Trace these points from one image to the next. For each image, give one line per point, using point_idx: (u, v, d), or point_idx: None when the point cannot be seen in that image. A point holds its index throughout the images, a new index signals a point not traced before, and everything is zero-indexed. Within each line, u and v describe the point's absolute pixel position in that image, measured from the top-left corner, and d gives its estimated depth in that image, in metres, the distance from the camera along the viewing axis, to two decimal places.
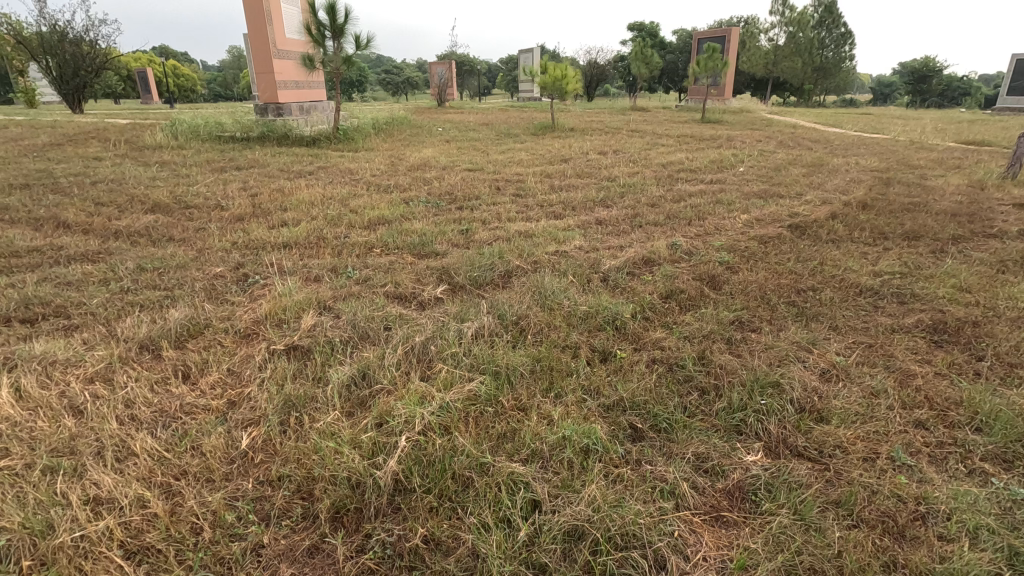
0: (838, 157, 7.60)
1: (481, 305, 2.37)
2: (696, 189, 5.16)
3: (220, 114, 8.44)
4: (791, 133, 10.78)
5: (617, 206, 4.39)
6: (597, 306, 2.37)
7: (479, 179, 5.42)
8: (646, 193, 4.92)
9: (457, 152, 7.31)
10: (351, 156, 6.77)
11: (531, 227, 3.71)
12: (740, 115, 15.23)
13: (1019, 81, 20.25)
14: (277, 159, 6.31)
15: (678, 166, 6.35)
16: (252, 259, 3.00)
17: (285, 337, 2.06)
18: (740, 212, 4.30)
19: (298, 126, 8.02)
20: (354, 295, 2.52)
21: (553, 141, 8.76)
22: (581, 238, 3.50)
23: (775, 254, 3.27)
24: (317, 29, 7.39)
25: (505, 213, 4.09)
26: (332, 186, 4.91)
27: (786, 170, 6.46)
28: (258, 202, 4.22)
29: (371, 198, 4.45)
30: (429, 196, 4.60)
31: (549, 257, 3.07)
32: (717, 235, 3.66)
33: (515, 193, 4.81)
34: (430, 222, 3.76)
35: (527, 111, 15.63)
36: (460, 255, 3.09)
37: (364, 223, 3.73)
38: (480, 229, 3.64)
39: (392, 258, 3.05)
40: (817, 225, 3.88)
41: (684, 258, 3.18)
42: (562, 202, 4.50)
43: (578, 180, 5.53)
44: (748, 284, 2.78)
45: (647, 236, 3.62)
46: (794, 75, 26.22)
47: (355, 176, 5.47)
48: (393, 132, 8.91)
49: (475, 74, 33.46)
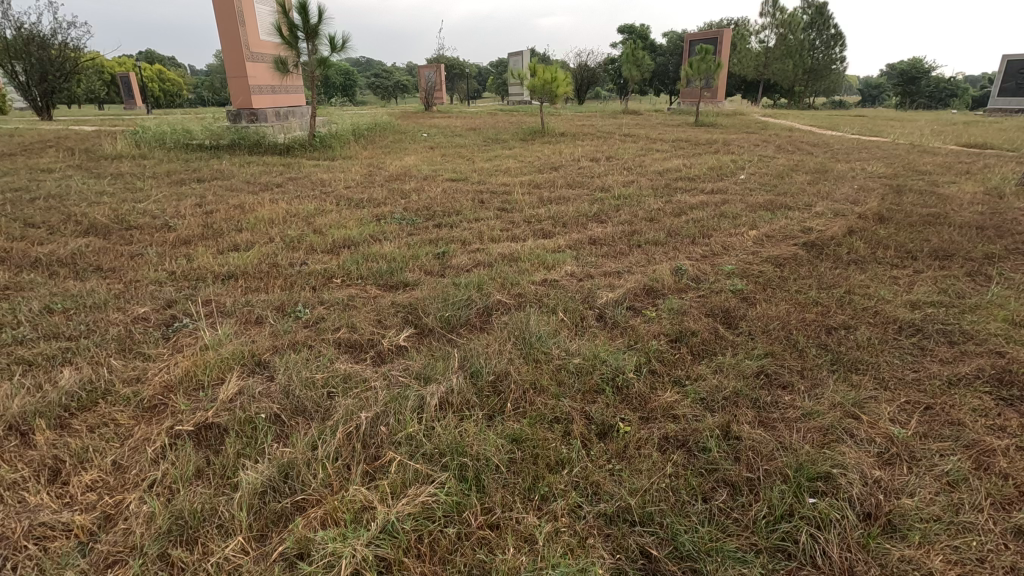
0: (841, 163, 7.24)
1: (452, 358, 1.94)
2: (697, 199, 4.76)
3: (190, 120, 7.96)
4: (787, 137, 10.44)
5: (611, 222, 3.98)
6: (593, 358, 1.95)
7: (462, 190, 5.00)
8: (643, 205, 4.52)
9: (441, 160, 6.88)
10: (326, 165, 6.33)
11: (516, 248, 3.29)
12: (733, 118, 14.89)
13: (1009, 82, 20.15)
14: (247, 169, 5.87)
15: (675, 174, 5.96)
16: (187, 294, 2.55)
17: (196, 412, 1.62)
18: (747, 227, 3.90)
19: (272, 133, 7.58)
20: (298, 343, 2.08)
21: (542, 146, 8.35)
22: (572, 263, 3.08)
23: (794, 280, 2.86)
24: (290, 31, 6.93)
25: (489, 231, 3.66)
26: (299, 200, 4.48)
27: (790, 177, 6.08)
28: (211, 220, 3.77)
29: (341, 214, 4.02)
30: (405, 210, 4.18)
31: (536, 288, 2.65)
32: (725, 256, 3.26)
33: (500, 207, 4.39)
34: (403, 244, 3.34)
35: (516, 115, 15.25)
36: (433, 286, 2.66)
37: (328, 245, 3.29)
38: (458, 252, 3.22)
39: (353, 292, 2.62)
40: (835, 242, 3.49)
41: (690, 286, 2.78)
42: (551, 217, 4.09)
43: (570, 190, 5.13)
44: (769, 321, 2.37)
45: (647, 258, 3.21)
46: (785, 77, 26.05)
47: (327, 189, 5.03)
48: (374, 138, 8.48)
49: (465, 77, 33.08)
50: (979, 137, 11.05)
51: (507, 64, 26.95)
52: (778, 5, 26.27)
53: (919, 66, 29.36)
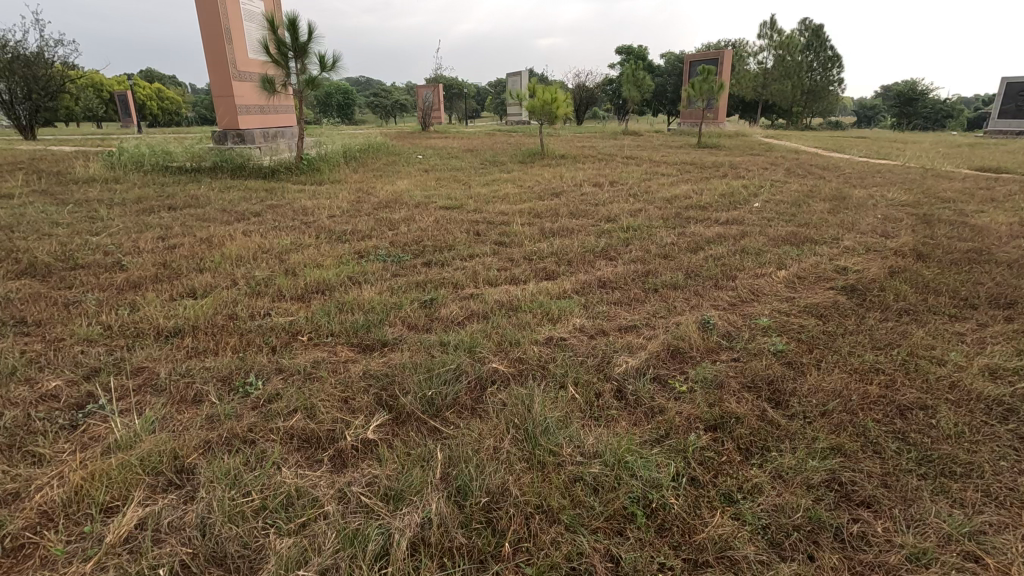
0: (859, 189, 6.84)
1: (434, 465, 1.50)
2: (712, 232, 4.34)
3: (172, 140, 7.57)
4: (795, 159, 10.10)
5: (622, 260, 3.55)
6: (617, 464, 1.51)
7: (456, 220, 4.58)
8: (655, 238, 4.10)
9: (435, 185, 6.48)
10: (313, 190, 5.92)
11: (515, 293, 2.86)
12: (736, 139, 14.60)
13: (1010, 104, 20.01)
14: (226, 195, 5.46)
15: (685, 202, 5.58)
16: (116, 360, 2.09)
17: (74, 562, 1.16)
18: (773, 266, 3.49)
19: (257, 155, 7.19)
20: (241, 436, 1.63)
21: (542, 169, 7.96)
22: (581, 312, 2.65)
23: (842, 338, 2.43)
24: (277, 48, 6.57)
25: (484, 271, 3.23)
26: (276, 232, 4.06)
27: (808, 205, 5.68)
28: (169, 258, 3.33)
29: (319, 250, 3.59)
30: (392, 245, 3.76)
31: (539, 349, 2.22)
32: (756, 305, 2.83)
33: (497, 240, 3.97)
34: (386, 289, 2.90)
35: (514, 136, 14.98)
36: (416, 350, 2.22)
37: (299, 289, 2.86)
38: (448, 299, 2.79)
39: (320, 356, 2.17)
40: (879, 286, 3.07)
41: (722, 346, 2.35)
42: (553, 253, 3.66)
43: (573, 220, 4.72)
44: (827, 399, 1.93)
45: (666, 307, 2.77)
46: (784, 98, 25.98)
47: (309, 218, 4.61)
48: (367, 160, 8.12)
49: (463, 97, 33.01)
50: (991, 160, 10.74)
51: (506, 84, 26.88)
52: (776, 27, 26.26)
53: (917, 87, 29.33)
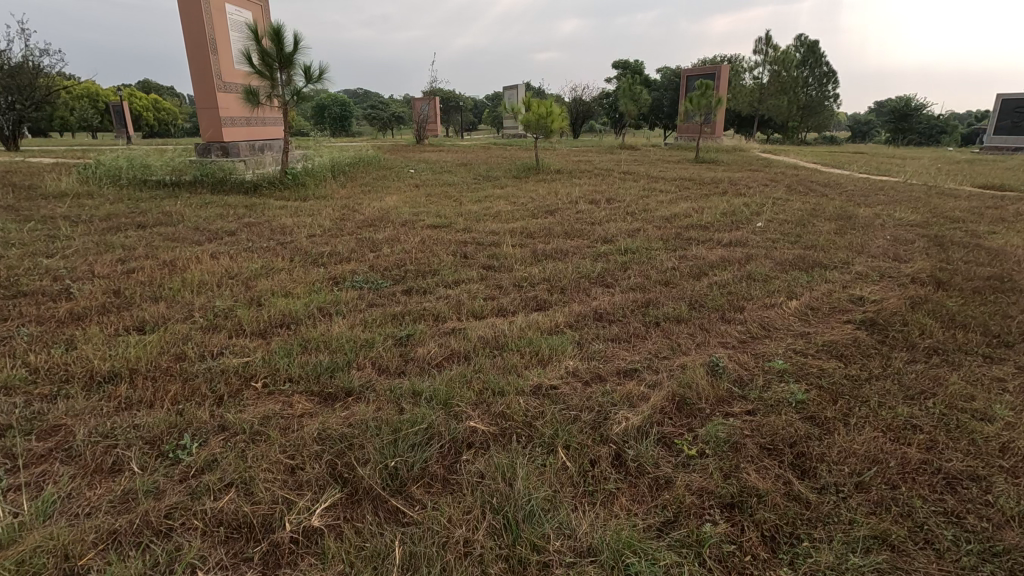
0: (864, 207, 6.61)
1: (390, 568, 1.21)
2: (715, 255, 4.08)
3: (154, 153, 7.29)
4: (795, 175, 9.92)
5: (620, 287, 3.28)
6: (615, 567, 1.23)
7: (443, 240, 4.31)
8: (654, 262, 3.84)
9: (425, 202, 6.22)
10: (296, 207, 5.65)
11: (502, 327, 2.58)
12: (734, 154, 14.46)
13: (1005, 120, 20.00)
14: (203, 212, 5.18)
15: (686, 221, 5.33)
16: (30, 414, 1.79)
17: None
18: (783, 295, 3.22)
19: (241, 169, 6.91)
20: (157, 523, 1.33)
21: (537, 185, 7.72)
22: (575, 352, 2.37)
23: (869, 385, 2.16)
24: (261, 59, 6.31)
25: (470, 300, 2.95)
26: (249, 254, 3.77)
27: (813, 225, 5.44)
28: (124, 284, 3.04)
29: (291, 275, 3.30)
30: (371, 268, 3.48)
31: (527, 401, 1.93)
32: (769, 342, 2.56)
33: (485, 263, 3.70)
34: (358, 322, 2.62)
35: (509, 150, 14.80)
36: (384, 401, 1.93)
37: (261, 323, 2.57)
38: (426, 335, 2.50)
39: (272, 409, 1.87)
40: (901, 320, 2.80)
41: (734, 396, 2.06)
42: (545, 278, 3.39)
43: (568, 240, 4.46)
44: (862, 468, 1.65)
45: (670, 345, 2.49)
46: (781, 114, 25.99)
47: (287, 238, 4.33)
48: (356, 175, 7.86)
49: (460, 110, 32.96)
50: (993, 178, 10.57)
51: (502, 96, 26.83)
52: (771, 43, 26.34)
53: (911, 103, 29.44)
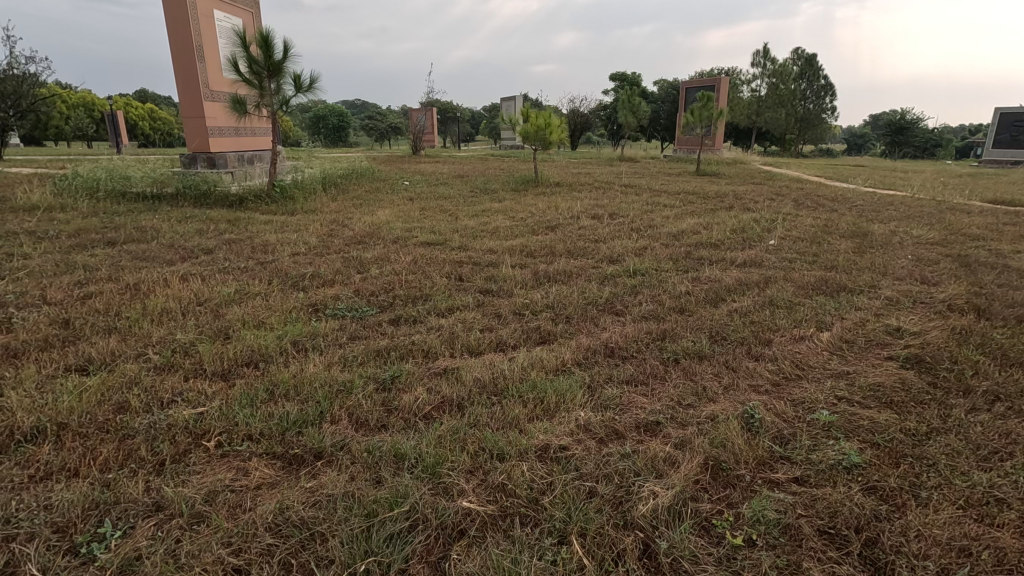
0: (877, 224, 6.33)
1: None
2: (731, 278, 3.78)
3: (136, 164, 6.97)
4: (800, 189, 9.68)
5: (631, 316, 2.96)
6: None
7: (437, 260, 4.00)
8: (666, 286, 3.53)
9: (419, 216, 5.91)
10: (282, 222, 5.34)
11: (501, 367, 2.25)
12: (735, 167, 14.23)
13: (1004, 134, 19.88)
14: (182, 227, 4.85)
15: (695, 239, 5.04)
16: None
17: None
18: (812, 326, 2.91)
19: (227, 181, 6.60)
20: None
21: (536, 198, 7.42)
22: (586, 399, 2.05)
23: (933, 442, 1.83)
24: (249, 66, 5.98)
25: (465, 333, 2.63)
26: (223, 275, 3.44)
27: (828, 244, 5.15)
28: (75, 312, 2.70)
29: (267, 302, 2.97)
30: (357, 293, 3.16)
31: (532, 468, 1.60)
32: (806, 385, 2.24)
33: (482, 286, 3.38)
34: (338, 361, 2.29)
35: (507, 162, 14.57)
36: (358, 469, 1.60)
37: (225, 361, 2.24)
38: (414, 378, 2.18)
39: (222, 479, 1.54)
40: (950, 358, 2.49)
41: (776, 459, 1.74)
42: (549, 304, 3.08)
43: (572, 261, 4.15)
44: (951, 564, 1.32)
45: (694, 389, 2.17)
46: (779, 126, 25.91)
47: (268, 257, 4.01)
48: (349, 187, 7.56)
49: (458, 121, 32.84)
50: (1001, 192, 10.34)
51: (500, 108, 26.67)
52: (769, 56, 26.32)
53: (909, 116, 29.42)
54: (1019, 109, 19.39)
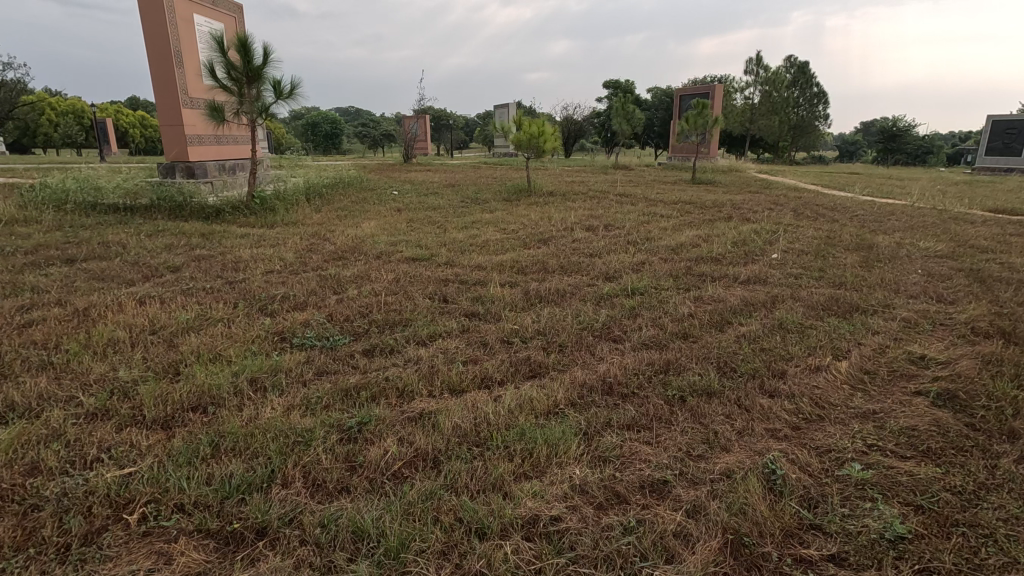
0: (881, 235, 6.12)
1: None
2: (735, 297, 3.53)
3: (111, 174, 6.67)
4: (798, 198, 9.49)
5: (630, 343, 2.70)
6: None
7: (421, 278, 3.73)
8: (666, 307, 3.28)
9: (406, 229, 5.64)
10: (259, 236, 5.06)
11: (484, 411, 1.98)
12: (731, 175, 14.07)
13: (996, 141, 19.86)
14: (152, 242, 4.57)
15: (694, 253, 4.80)
16: None
17: None
18: (828, 354, 2.65)
19: (204, 192, 6.31)
20: None
21: (529, 209, 7.18)
22: (581, 450, 1.78)
23: (986, 504, 1.57)
24: (226, 72, 5.71)
25: (446, 366, 2.36)
26: (186, 298, 3.16)
27: (834, 257, 4.92)
28: (9, 344, 2.41)
29: (228, 330, 2.69)
30: (330, 318, 2.88)
31: (517, 550, 1.33)
32: (830, 429, 1.98)
33: (468, 309, 3.11)
34: (299, 403, 2.02)
35: (499, 170, 14.35)
36: (307, 553, 1.32)
37: (170, 405, 1.96)
38: (385, 424, 1.90)
39: (138, 570, 1.26)
40: (986, 393, 2.23)
41: (806, 530, 1.47)
42: (540, 329, 2.81)
43: (565, 278, 3.89)
44: None
45: (704, 435, 1.90)
46: (772, 134, 25.87)
47: (239, 275, 3.73)
48: (334, 198, 7.29)
49: (451, 128, 32.68)
50: (1000, 201, 10.20)
51: (493, 115, 26.53)
52: (762, 63, 26.32)
53: (901, 123, 29.47)
54: (1011, 117, 19.37)
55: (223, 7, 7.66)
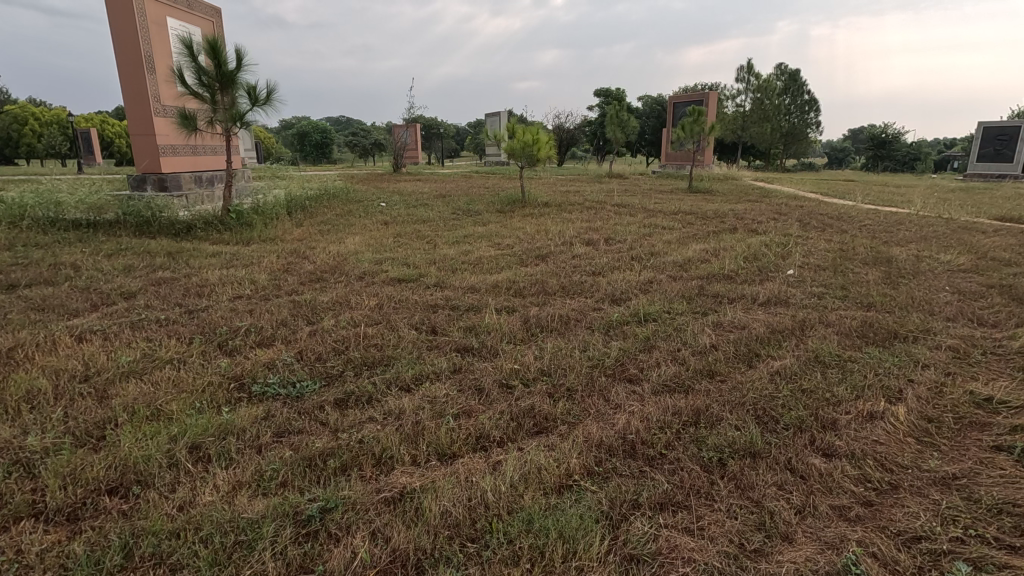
0: (896, 247, 5.80)
1: None
2: (759, 323, 3.17)
3: (75, 188, 6.22)
4: (801, 207, 9.22)
5: (650, 386, 2.32)
6: None
7: (407, 304, 3.34)
8: (684, 336, 2.90)
9: (392, 245, 5.24)
10: (232, 254, 4.65)
11: (481, 488, 1.58)
12: (728, 183, 13.80)
13: (988, 148, 19.77)
14: (110, 263, 4.13)
15: (705, 269, 4.44)
16: None
17: None
18: (879, 396, 2.27)
19: (176, 206, 5.88)
20: None
21: (524, 221, 6.81)
22: (606, 548, 1.38)
23: None
24: (196, 77, 5.32)
25: (434, 421, 1.97)
26: (134, 332, 2.74)
27: (853, 273, 4.59)
28: None
29: (177, 375, 2.28)
30: (299, 358, 2.47)
31: None
32: (910, 504, 1.59)
33: (460, 343, 2.71)
34: (249, 480, 1.61)
35: (491, 180, 14.01)
36: None
37: (82, 487, 1.55)
38: (356, 510, 1.50)
39: None
40: None
41: None
42: (543, 368, 2.42)
43: (568, 302, 3.51)
44: None
45: (758, 519, 1.52)
46: (764, 141, 25.78)
47: (202, 301, 3.32)
48: (318, 211, 6.88)
49: (442, 137, 32.42)
50: (1003, 209, 9.96)
51: (484, 124, 26.27)
52: (753, 71, 26.31)
53: (891, 129, 29.52)
54: (1001, 123, 19.32)
55: (198, 11, 7.28)
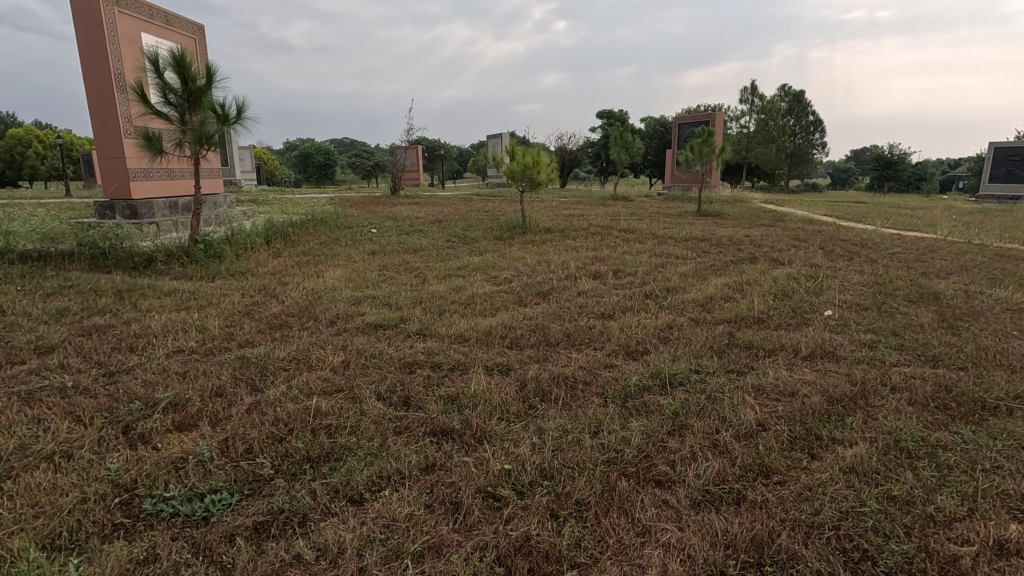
0: (938, 280, 5.19)
1: None
2: (812, 387, 2.56)
3: (35, 216, 5.70)
4: (820, 232, 8.63)
5: (688, 496, 1.71)
6: None
7: (378, 361, 2.75)
8: (721, 410, 2.29)
9: (376, 279, 4.68)
10: (191, 292, 4.09)
11: None
12: (737, 206, 13.26)
13: (1000, 168, 19.17)
14: (44, 305, 3.57)
15: (731, 310, 3.85)
16: None
17: None
18: (1001, 512, 1.66)
19: (142, 235, 5.35)
20: None
21: (524, 249, 6.26)
22: None
23: None
24: (161, 95, 4.85)
25: (385, 570, 1.36)
26: (23, 407, 2.16)
27: (901, 314, 3.98)
28: None
29: (47, 480, 1.68)
30: (219, 450, 1.88)
31: None
32: None
33: (437, 424, 2.11)
34: None
35: (492, 203, 13.54)
36: None
37: None
38: None
39: None
40: None
41: None
42: (542, 467, 1.82)
43: (574, 356, 2.91)
44: None
45: None
46: (770, 162, 25.34)
47: (131, 358, 2.74)
48: (300, 239, 6.35)
49: (444, 159, 32.22)
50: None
51: (487, 146, 26.00)
52: (757, 92, 26.03)
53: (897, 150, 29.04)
54: (1014, 143, 18.74)
55: (178, 28, 6.90)
